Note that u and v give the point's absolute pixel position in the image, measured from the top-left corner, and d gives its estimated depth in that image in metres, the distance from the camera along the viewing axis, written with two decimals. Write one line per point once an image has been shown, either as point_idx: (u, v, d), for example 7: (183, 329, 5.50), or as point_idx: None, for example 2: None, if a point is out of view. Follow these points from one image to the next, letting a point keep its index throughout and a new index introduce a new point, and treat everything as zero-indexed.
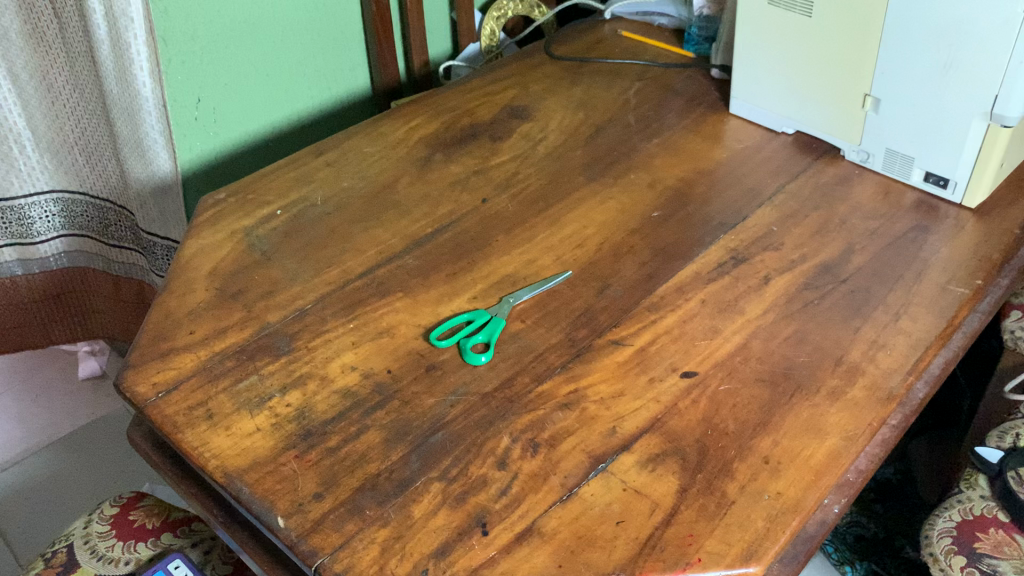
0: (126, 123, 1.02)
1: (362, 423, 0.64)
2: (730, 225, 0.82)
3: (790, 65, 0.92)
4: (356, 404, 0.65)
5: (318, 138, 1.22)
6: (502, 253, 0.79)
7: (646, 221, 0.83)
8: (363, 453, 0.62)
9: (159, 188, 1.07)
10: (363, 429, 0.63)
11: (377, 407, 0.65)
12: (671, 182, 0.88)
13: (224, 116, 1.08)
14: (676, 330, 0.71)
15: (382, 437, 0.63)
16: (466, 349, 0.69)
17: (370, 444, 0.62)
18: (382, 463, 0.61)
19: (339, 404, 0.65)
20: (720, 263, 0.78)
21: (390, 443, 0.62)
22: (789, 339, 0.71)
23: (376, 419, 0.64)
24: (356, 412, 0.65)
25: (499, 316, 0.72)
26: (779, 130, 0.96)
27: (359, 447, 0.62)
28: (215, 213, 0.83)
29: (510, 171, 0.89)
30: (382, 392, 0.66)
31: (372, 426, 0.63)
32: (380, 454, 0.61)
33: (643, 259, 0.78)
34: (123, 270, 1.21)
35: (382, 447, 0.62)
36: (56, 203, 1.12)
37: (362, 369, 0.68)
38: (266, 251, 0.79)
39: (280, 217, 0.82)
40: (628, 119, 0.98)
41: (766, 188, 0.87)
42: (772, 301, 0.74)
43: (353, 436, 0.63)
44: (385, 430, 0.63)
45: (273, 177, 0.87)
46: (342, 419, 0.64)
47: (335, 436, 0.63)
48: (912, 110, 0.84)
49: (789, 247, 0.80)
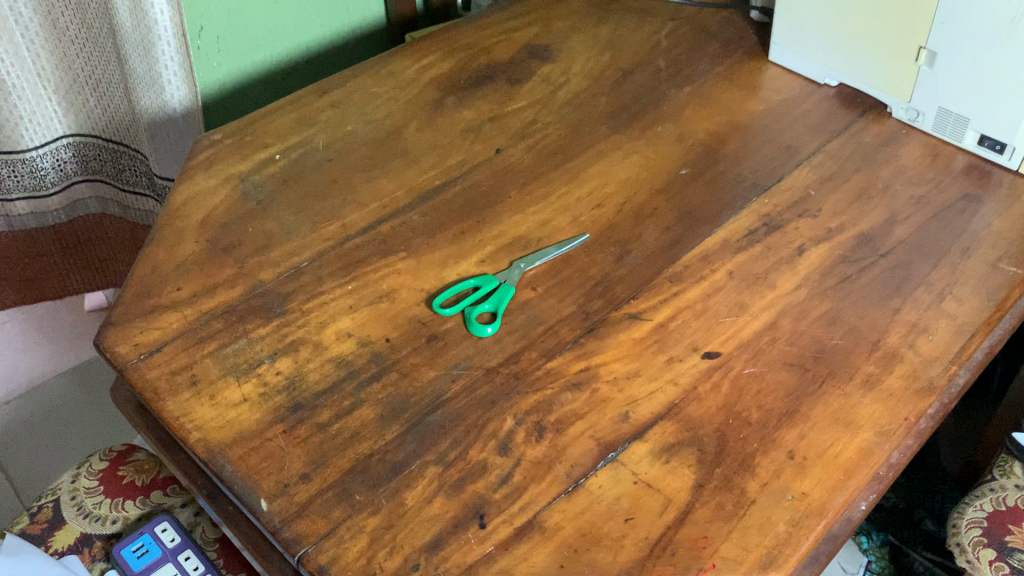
0: (139, 58, 0.93)
1: (355, 395, 0.59)
2: (763, 188, 0.76)
3: (836, 10, 0.84)
4: (351, 374, 0.61)
5: (329, 70, 1.16)
6: (515, 212, 0.73)
7: (673, 180, 0.77)
8: (356, 431, 0.57)
9: (172, 125, 0.98)
10: (356, 402, 0.59)
11: (374, 379, 0.60)
12: (700, 137, 0.81)
13: (229, 44, 1.01)
14: (700, 305, 0.66)
15: (377, 412, 0.58)
16: (470, 319, 0.64)
17: (364, 420, 0.58)
18: (377, 442, 0.57)
19: (332, 374, 0.61)
20: (750, 229, 0.72)
21: (386, 421, 0.58)
22: (821, 319, 0.65)
23: (372, 392, 0.60)
24: (350, 384, 0.60)
25: (509, 283, 0.67)
26: (820, 82, 0.89)
27: (352, 423, 0.58)
28: (208, 155, 0.77)
29: (527, 120, 0.83)
30: (379, 362, 0.62)
31: (366, 400, 0.59)
32: (376, 432, 0.57)
33: (667, 224, 0.73)
34: (139, 217, 1.14)
35: (377, 425, 0.58)
36: (68, 148, 1.07)
37: (358, 335, 0.63)
38: (262, 200, 0.73)
39: (278, 163, 0.77)
40: (657, 64, 0.90)
41: (805, 147, 0.81)
42: (805, 275, 0.69)
43: (346, 409, 0.59)
44: (381, 405, 0.59)
45: (274, 118, 0.81)
46: (334, 391, 0.60)
47: (328, 409, 0.59)
48: (972, 67, 0.76)
49: (826, 214, 0.74)
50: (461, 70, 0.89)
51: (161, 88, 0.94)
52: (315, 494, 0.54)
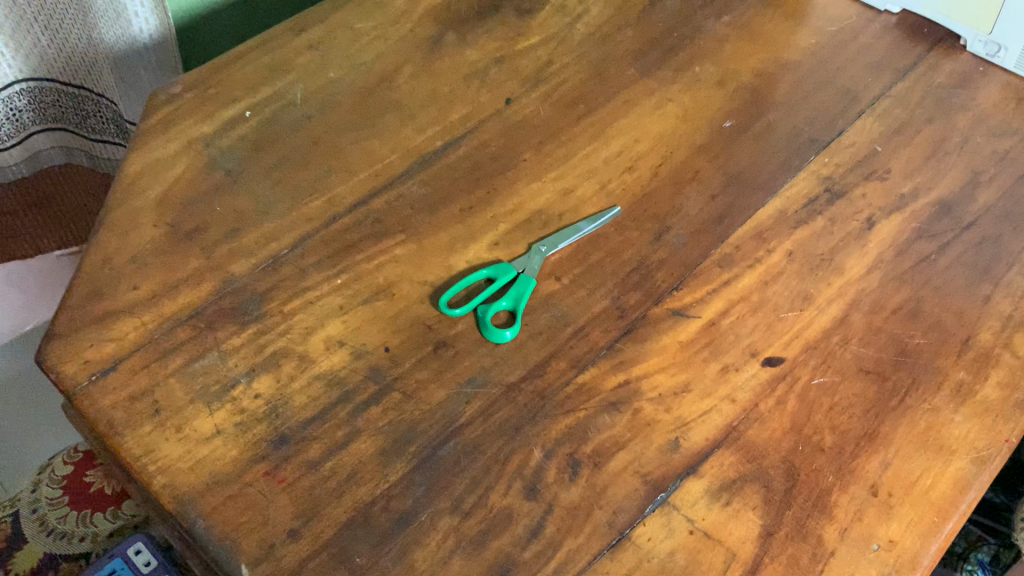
0: None
1: (351, 422, 0.50)
2: (822, 144, 0.65)
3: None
4: (344, 394, 0.51)
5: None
6: (531, 180, 0.62)
7: (715, 135, 0.65)
8: (352, 471, 0.48)
9: (142, 59, 0.88)
10: (352, 431, 0.49)
11: (374, 400, 0.51)
12: (745, 80, 0.69)
13: None
14: (755, 296, 0.56)
15: (378, 444, 0.49)
16: (484, 321, 0.54)
17: (362, 455, 0.48)
18: (378, 483, 0.47)
19: (323, 395, 0.51)
20: (810, 197, 0.61)
21: (389, 456, 0.48)
22: (899, 312, 0.55)
23: (371, 418, 0.50)
24: (345, 408, 0.50)
25: (529, 274, 0.56)
26: (880, 7, 0.76)
27: (347, 459, 0.48)
28: (166, 113, 0.65)
29: (542, 60, 0.70)
30: (378, 378, 0.51)
31: (364, 428, 0.49)
32: (377, 471, 0.48)
33: (711, 192, 0.62)
34: (109, 168, 1.02)
35: (378, 462, 0.48)
36: (22, 95, 0.91)
37: (352, 343, 0.53)
38: (231, 171, 0.62)
39: (249, 122, 0.65)
40: None
41: (867, 91, 0.69)
42: (877, 255, 0.58)
43: (340, 441, 0.49)
44: (382, 435, 0.49)
45: (242, 63, 0.69)
46: (325, 418, 0.50)
47: (318, 440, 0.49)
48: None
49: (898, 176, 0.63)
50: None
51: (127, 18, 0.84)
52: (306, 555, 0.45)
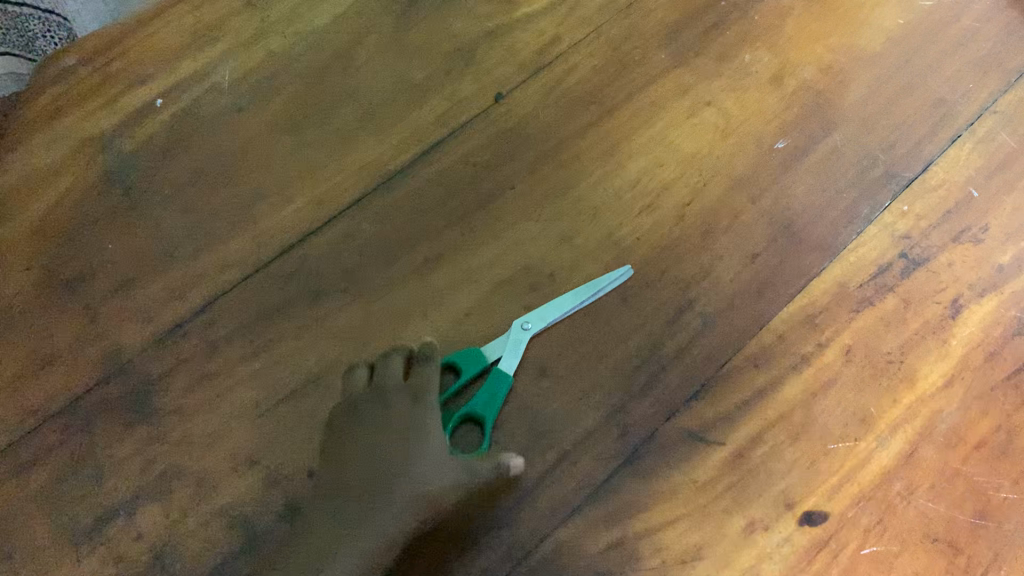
0: None
1: (398, 431, 0.40)
2: (903, 182, 0.50)
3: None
4: (388, 399, 0.41)
5: None
6: (520, 218, 0.48)
7: (764, 160, 0.50)
8: (385, 485, 0.38)
9: None
10: (395, 442, 0.40)
11: (425, 410, 0.41)
12: (812, 73, 0.53)
13: None
14: (798, 417, 0.43)
15: (420, 459, 0.39)
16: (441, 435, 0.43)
17: (401, 469, 0.39)
18: (417, 501, 0.38)
19: (360, 401, 0.41)
20: (882, 266, 0.47)
21: (433, 475, 0.39)
22: (984, 449, 0.43)
23: (422, 432, 0.40)
24: (386, 416, 0.41)
25: (505, 366, 0.43)
26: None
27: (381, 473, 0.38)
28: (55, 98, 0.50)
29: (546, 35, 0.53)
30: (431, 385, 0.42)
31: (412, 440, 0.40)
32: (418, 482, 0.38)
33: (751, 248, 0.47)
34: None
35: (423, 474, 0.39)
36: None
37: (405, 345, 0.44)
38: (132, 189, 0.48)
39: (159, 114, 0.50)
40: None
41: (972, 101, 0.52)
42: (962, 360, 0.45)
43: (372, 457, 0.39)
44: (427, 451, 0.39)
45: (152, 20, 0.52)
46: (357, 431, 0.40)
47: (348, 456, 0.40)
48: None
49: (999, 238, 0.48)
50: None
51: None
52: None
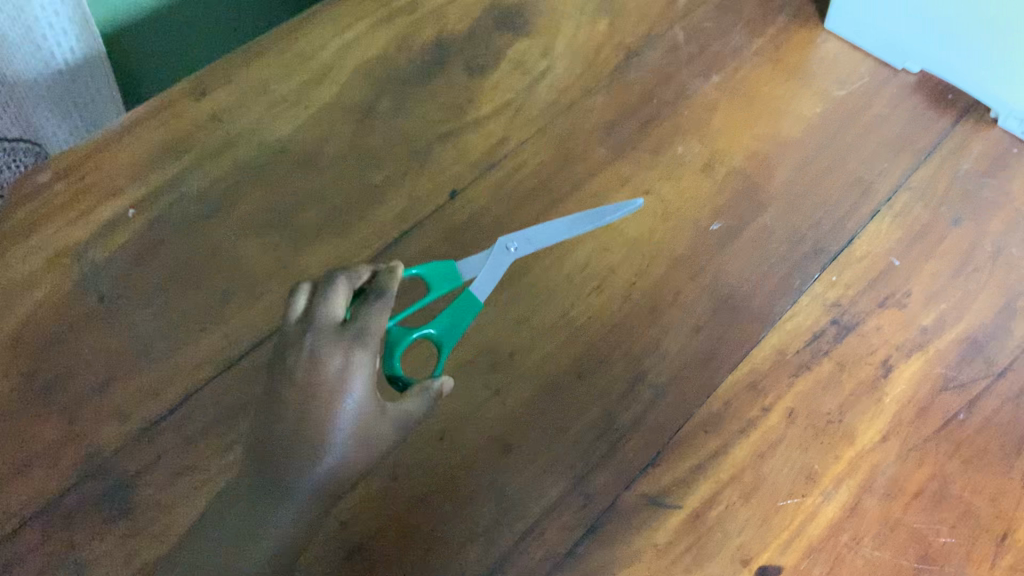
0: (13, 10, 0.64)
1: (322, 396, 0.40)
2: (830, 255, 0.54)
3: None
4: (319, 357, 0.41)
5: None
6: (478, 305, 0.51)
7: (700, 242, 0.54)
8: (305, 461, 0.40)
9: None
10: (314, 413, 0.40)
11: (353, 372, 0.41)
12: (738, 162, 0.58)
13: None
14: (749, 476, 0.46)
15: (337, 432, 0.40)
16: (388, 350, 0.45)
17: (317, 446, 0.40)
18: (332, 473, 0.40)
19: (294, 345, 0.42)
20: (816, 333, 0.51)
21: (349, 445, 0.41)
22: (922, 498, 0.46)
23: (344, 394, 0.41)
24: (312, 378, 0.41)
25: (477, 291, 0.48)
26: (897, 64, 0.63)
27: (299, 452, 0.40)
28: (27, 215, 0.52)
29: (494, 137, 0.58)
30: (368, 338, 0.42)
31: (334, 410, 0.40)
32: (332, 459, 0.40)
33: (695, 322, 0.51)
34: None
35: (340, 446, 0.40)
36: None
37: (347, 273, 0.44)
38: (107, 294, 0.50)
39: (132, 224, 0.53)
40: (673, 36, 0.63)
41: (885, 182, 0.57)
42: (895, 415, 0.48)
43: (295, 431, 0.40)
44: (344, 424, 0.40)
45: (123, 138, 0.55)
46: (284, 382, 0.41)
47: (273, 414, 0.41)
48: None
49: (920, 302, 0.52)
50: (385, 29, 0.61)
51: (50, 38, 0.67)
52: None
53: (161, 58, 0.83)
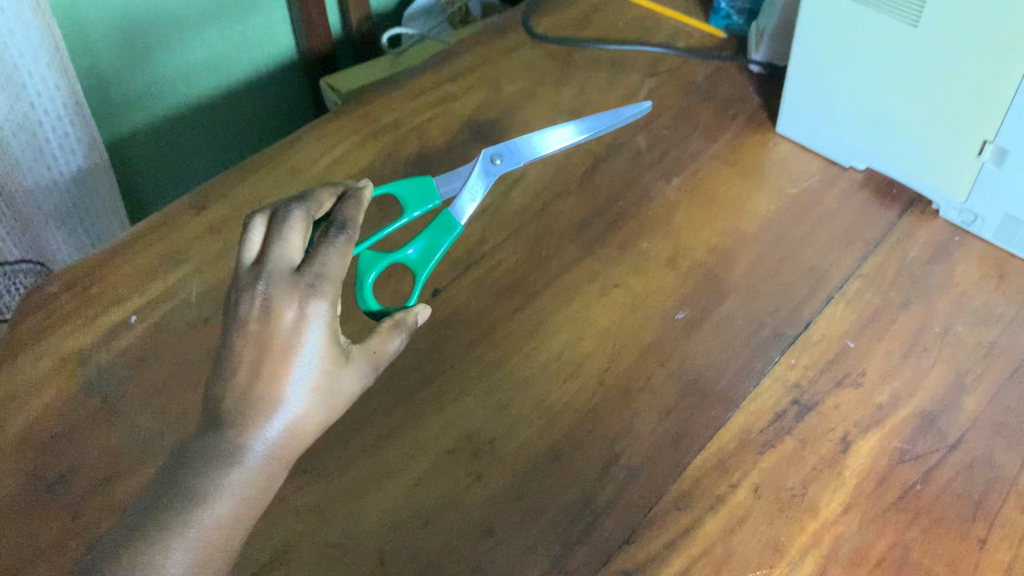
0: (30, 136, 0.70)
1: (278, 343, 0.43)
2: (788, 339, 0.58)
3: (871, 48, 0.61)
4: (274, 304, 0.44)
5: (241, 119, 0.94)
6: (461, 394, 0.54)
7: (667, 331, 0.58)
8: (259, 414, 0.42)
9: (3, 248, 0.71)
10: (271, 357, 0.43)
11: (309, 320, 0.44)
12: (700, 256, 0.62)
13: (105, 103, 0.80)
14: (720, 549, 0.48)
15: (293, 381, 0.43)
16: (361, 285, 0.52)
17: (271, 395, 0.43)
18: (283, 428, 0.43)
19: (249, 290, 0.45)
20: (778, 412, 0.54)
21: (304, 396, 0.43)
22: (885, 565, 0.48)
23: (301, 344, 0.44)
24: (269, 324, 0.44)
25: (450, 223, 0.56)
26: (845, 165, 0.69)
27: (254, 404, 0.42)
28: (37, 322, 0.56)
29: (473, 239, 0.63)
30: (321, 281, 0.45)
31: (292, 357, 0.43)
32: (287, 411, 0.43)
33: (665, 405, 0.54)
34: None
35: (294, 397, 0.43)
36: None
37: (302, 217, 0.49)
38: (110, 394, 0.53)
39: (135, 328, 0.56)
40: (637, 144, 0.70)
41: (838, 270, 0.62)
42: (856, 487, 0.51)
43: (250, 377, 0.43)
44: (301, 372, 0.43)
45: (129, 253, 0.61)
46: (238, 326, 0.44)
47: (226, 366, 0.43)
48: None
49: (875, 380, 0.55)
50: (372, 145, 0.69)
51: (59, 156, 0.73)
52: (191, 543, 0.40)
53: (155, 174, 0.89)
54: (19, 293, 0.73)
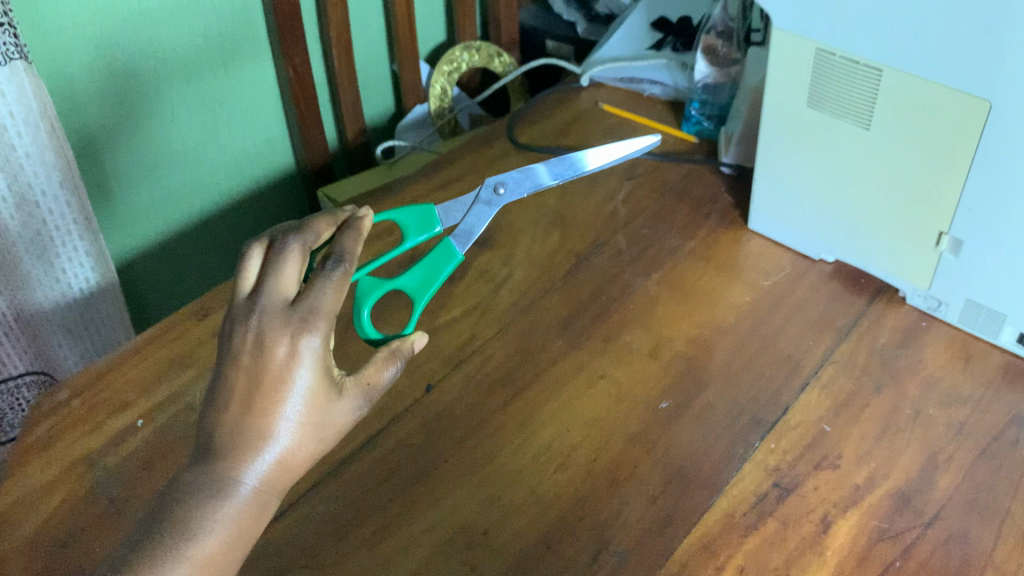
0: (41, 252, 0.74)
1: (269, 377, 0.41)
2: (767, 425, 0.60)
3: (829, 149, 0.66)
4: (267, 339, 0.42)
5: (242, 228, 0.98)
6: (455, 487, 0.56)
7: (651, 420, 0.60)
8: (249, 448, 0.41)
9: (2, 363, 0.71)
10: (263, 392, 0.41)
11: (301, 355, 0.42)
12: (680, 347, 0.65)
13: (112, 217, 0.85)
14: None
15: (283, 416, 0.42)
16: (358, 315, 0.52)
17: (261, 430, 0.41)
18: (273, 460, 0.41)
19: (242, 322, 0.43)
20: (759, 495, 0.56)
21: (294, 431, 0.42)
22: None
23: (292, 380, 0.42)
24: (260, 360, 0.42)
25: (451, 253, 0.57)
26: (815, 257, 0.73)
27: (245, 439, 0.41)
28: (48, 428, 0.59)
29: (464, 335, 0.66)
30: (314, 317, 0.43)
31: (283, 392, 0.42)
32: (277, 445, 0.41)
33: (651, 492, 0.56)
34: None
35: (284, 432, 0.42)
36: None
37: (298, 249, 0.46)
38: (117, 496, 0.55)
39: (141, 431, 0.59)
40: (617, 243, 0.74)
41: (812, 357, 0.65)
42: (838, 566, 0.52)
43: (241, 412, 0.41)
44: (292, 406, 0.42)
45: (134, 360, 0.64)
46: (230, 357, 0.42)
47: (218, 398, 0.42)
48: (1003, 270, 0.60)
49: (852, 461, 0.58)
50: (366, 249, 0.73)
51: (68, 269, 0.77)
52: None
53: (160, 283, 0.93)
54: (20, 408, 0.73)
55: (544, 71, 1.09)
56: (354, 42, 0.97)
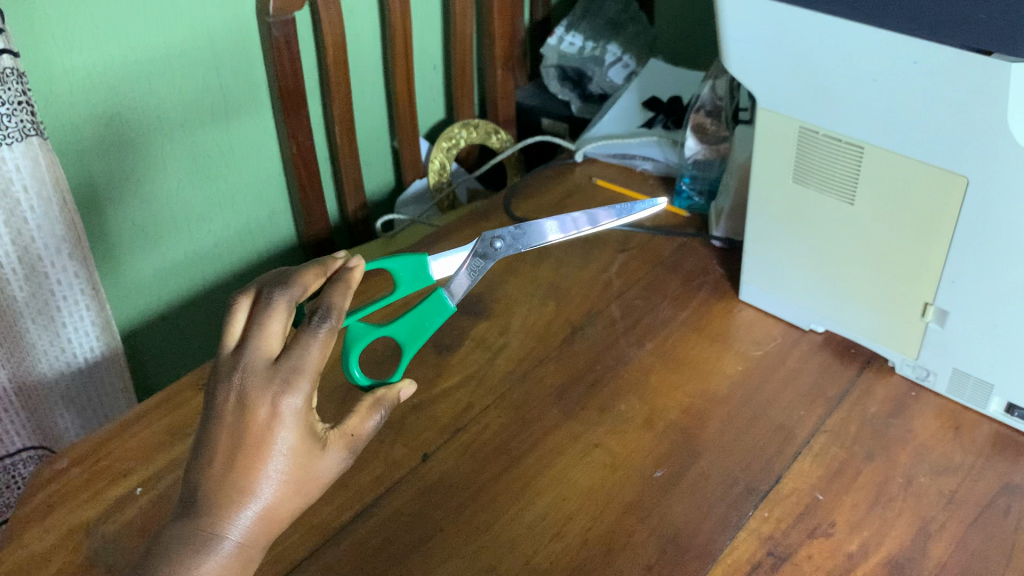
0: (47, 322, 0.75)
1: (252, 437, 0.42)
2: (760, 493, 0.61)
3: (815, 222, 0.68)
4: (249, 399, 0.43)
5: None
6: (449, 555, 0.57)
7: (645, 490, 0.61)
8: (229, 503, 0.42)
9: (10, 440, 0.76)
10: (247, 450, 0.42)
11: (282, 416, 0.43)
12: (674, 416, 0.66)
13: (117, 286, 0.86)
14: None
15: (266, 474, 0.43)
16: (348, 361, 0.54)
17: (245, 487, 0.42)
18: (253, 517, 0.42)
19: (226, 379, 0.44)
20: (753, 565, 0.56)
21: (277, 488, 0.43)
22: None
23: (275, 439, 0.43)
24: (245, 420, 0.43)
25: (444, 303, 0.57)
26: (805, 327, 0.74)
27: (227, 495, 0.42)
28: (45, 497, 0.59)
29: (460, 405, 0.67)
30: (298, 374, 0.44)
31: (266, 451, 0.42)
32: (258, 501, 0.42)
33: (646, 562, 0.56)
34: None
35: (267, 489, 0.43)
36: None
37: (284, 304, 0.46)
38: (113, 566, 0.55)
39: (139, 500, 0.59)
40: (610, 313, 0.76)
41: (803, 426, 0.66)
42: None
43: (228, 473, 0.42)
44: (275, 464, 0.43)
45: (133, 430, 0.65)
46: (215, 412, 0.43)
47: (202, 456, 0.43)
48: (988, 341, 0.61)
49: (844, 530, 0.58)
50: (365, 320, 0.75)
51: (74, 339, 0.77)
52: None
53: (162, 353, 0.94)
54: (18, 485, 0.78)
55: (541, 147, 1.13)
56: (357, 121, 1.00)
